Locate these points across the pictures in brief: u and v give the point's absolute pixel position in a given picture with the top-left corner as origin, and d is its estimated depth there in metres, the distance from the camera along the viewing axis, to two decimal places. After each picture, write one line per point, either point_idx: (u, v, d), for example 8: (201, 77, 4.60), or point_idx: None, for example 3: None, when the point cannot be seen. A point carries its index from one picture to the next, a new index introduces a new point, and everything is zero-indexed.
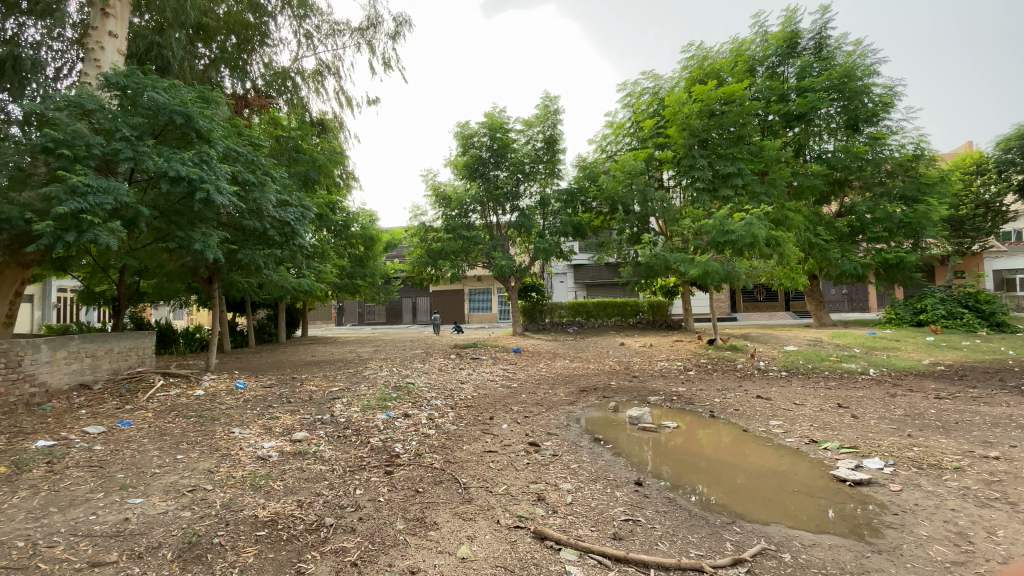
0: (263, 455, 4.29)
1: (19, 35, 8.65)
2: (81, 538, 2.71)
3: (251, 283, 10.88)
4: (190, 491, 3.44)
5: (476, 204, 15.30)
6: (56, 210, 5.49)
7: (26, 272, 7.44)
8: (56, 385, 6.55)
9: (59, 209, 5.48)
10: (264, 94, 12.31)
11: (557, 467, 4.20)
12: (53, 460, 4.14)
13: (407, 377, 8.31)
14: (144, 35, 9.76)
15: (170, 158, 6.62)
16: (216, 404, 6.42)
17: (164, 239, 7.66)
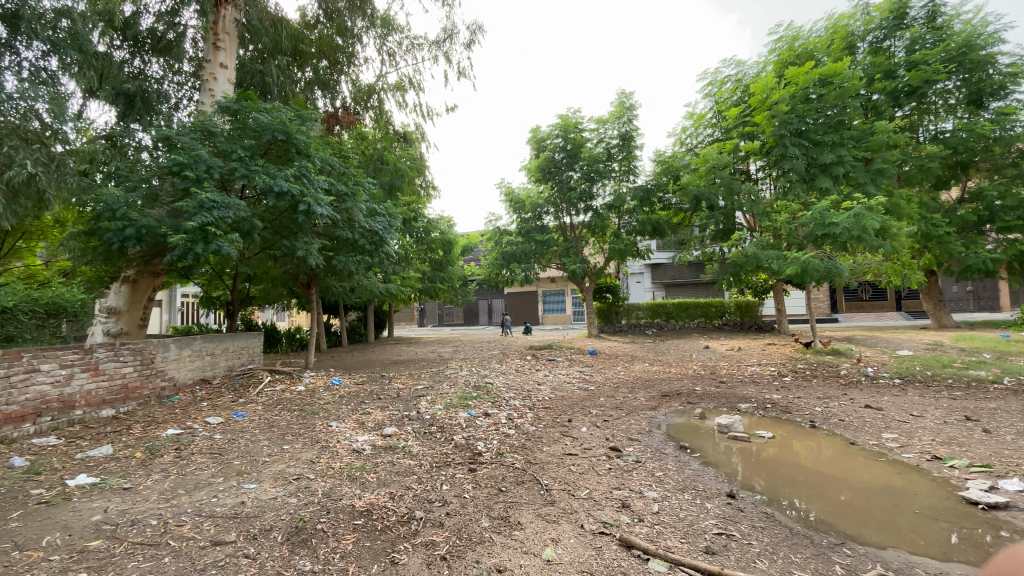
0: (357, 448, 4.57)
1: (146, 72, 9.92)
2: (205, 518, 3.03)
3: (343, 287, 11.68)
4: (295, 479, 3.75)
5: (551, 205, 15.25)
6: (187, 224, 6.25)
7: (155, 280, 8.50)
8: (183, 379, 7.43)
9: (189, 223, 6.23)
10: (352, 111, 13.17)
11: (642, 474, 4.06)
12: (183, 447, 4.70)
13: (486, 377, 8.47)
14: (250, 65, 10.81)
15: (273, 174, 7.27)
16: (315, 400, 6.95)
17: (270, 248, 8.44)
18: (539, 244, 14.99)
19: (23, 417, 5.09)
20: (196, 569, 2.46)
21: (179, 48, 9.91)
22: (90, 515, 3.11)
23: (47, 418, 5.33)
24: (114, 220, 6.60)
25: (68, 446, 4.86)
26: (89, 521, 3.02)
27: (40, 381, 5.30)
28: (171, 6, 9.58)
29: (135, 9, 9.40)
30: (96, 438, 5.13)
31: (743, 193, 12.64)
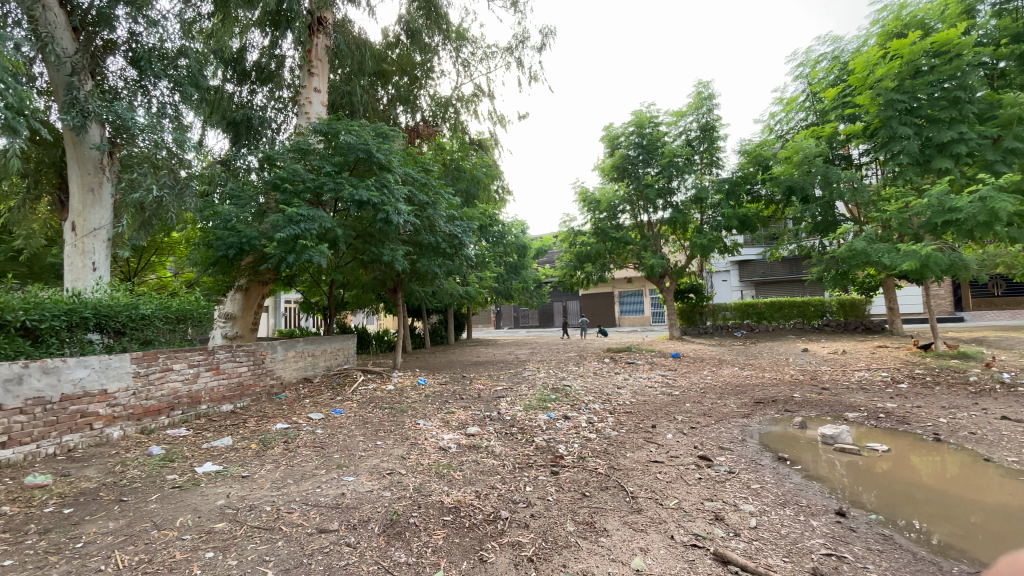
0: (443, 446, 4.73)
1: (252, 100, 11.03)
2: (311, 507, 3.29)
3: (426, 291, 12.16)
4: (389, 473, 3.96)
5: (626, 203, 14.83)
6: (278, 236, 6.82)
7: (265, 288, 9.32)
8: (289, 378, 8.14)
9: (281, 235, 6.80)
10: (431, 123, 13.77)
11: (736, 486, 3.81)
12: (289, 440, 5.13)
13: (564, 379, 8.41)
14: (337, 87, 11.61)
15: (358, 187, 7.73)
16: (403, 398, 7.30)
17: (360, 256, 9.00)
18: (614, 243, 14.65)
19: (160, 410, 5.84)
20: (304, 554, 2.66)
21: (278, 77, 10.90)
22: (215, 500, 3.48)
23: (179, 411, 6.08)
24: (229, 235, 7.40)
25: (196, 436, 5.50)
26: (214, 505, 3.39)
27: (173, 379, 6.05)
28: (272, 39, 10.59)
29: (242, 45, 10.51)
30: (218, 430, 5.76)
31: (843, 180, 11.50)
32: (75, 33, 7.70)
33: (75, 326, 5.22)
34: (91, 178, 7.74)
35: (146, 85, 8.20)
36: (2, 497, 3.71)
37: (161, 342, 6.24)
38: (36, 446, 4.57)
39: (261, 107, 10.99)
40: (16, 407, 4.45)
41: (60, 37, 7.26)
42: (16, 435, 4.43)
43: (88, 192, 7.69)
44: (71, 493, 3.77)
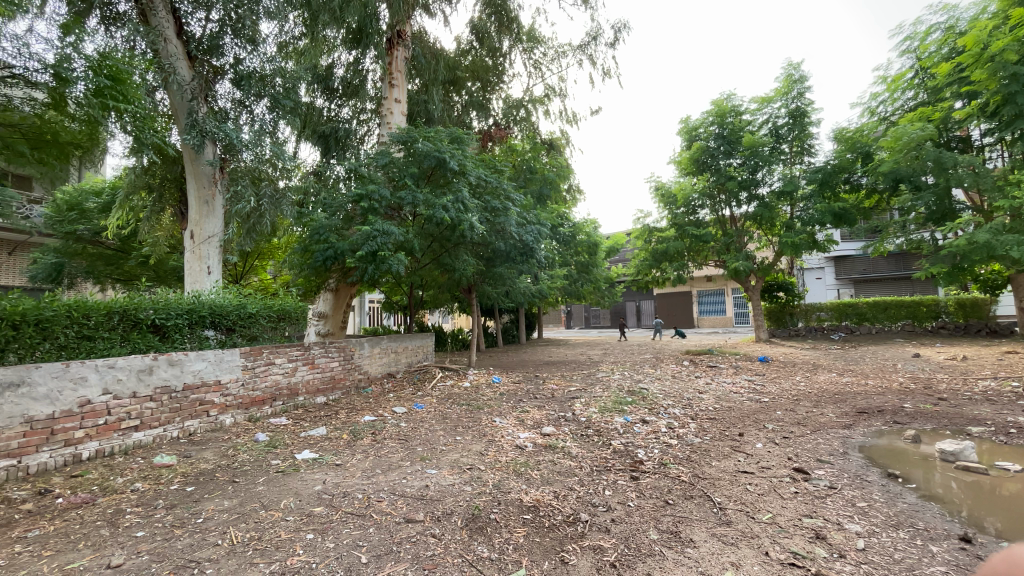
0: (520, 445, 4.77)
1: (340, 114, 11.81)
2: (398, 497, 3.44)
3: (499, 291, 12.34)
4: (469, 468, 4.05)
5: (706, 198, 14.12)
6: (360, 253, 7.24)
7: (353, 289, 9.91)
8: (374, 373, 8.62)
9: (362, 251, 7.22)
10: (503, 126, 13.97)
11: (838, 502, 3.50)
12: (376, 432, 5.43)
13: (641, 382, 8.16)
14: (416, 98, 12.12)
15: (433, 203, 8.00)
16: (479, 396, 7.46)
17: (437, 258, 9.33)
18: (693, 240, 14.02)
19: (264, 400, 6.40)
20: (393, 542, 2.79)
21: (363, 90, 11.57)
22: (313, 485, 3.76)
23: (280, 402, 6.64)
24: (321, 242, 7.99)
25: (294, 425, 5.97)
26: (313, 490, 3.65)
27: (275, 372, 6.61)
28: (357, 55, 11.27)
29: (331, 63, 11.26)
30: (314, 420, 6.22)
31: (961, 166, 10.21)
32: (191, 61, 8.64)
33: (193, 323, 5.85)
34: (206, 192, 8.60)
35: (250, 105, 9.02)
36: (139, 473, 4.24)
37: (264, 339, 6.85)
38: (163, 429, 5.19)
39: (348, 120, 11.75)
40: (147, 395, 5.07)
41: (180, 67, 8.19)
42: (148, 419, 5.05)
43: (203, 204, 8.58)
44: (193, 473, 4.23)
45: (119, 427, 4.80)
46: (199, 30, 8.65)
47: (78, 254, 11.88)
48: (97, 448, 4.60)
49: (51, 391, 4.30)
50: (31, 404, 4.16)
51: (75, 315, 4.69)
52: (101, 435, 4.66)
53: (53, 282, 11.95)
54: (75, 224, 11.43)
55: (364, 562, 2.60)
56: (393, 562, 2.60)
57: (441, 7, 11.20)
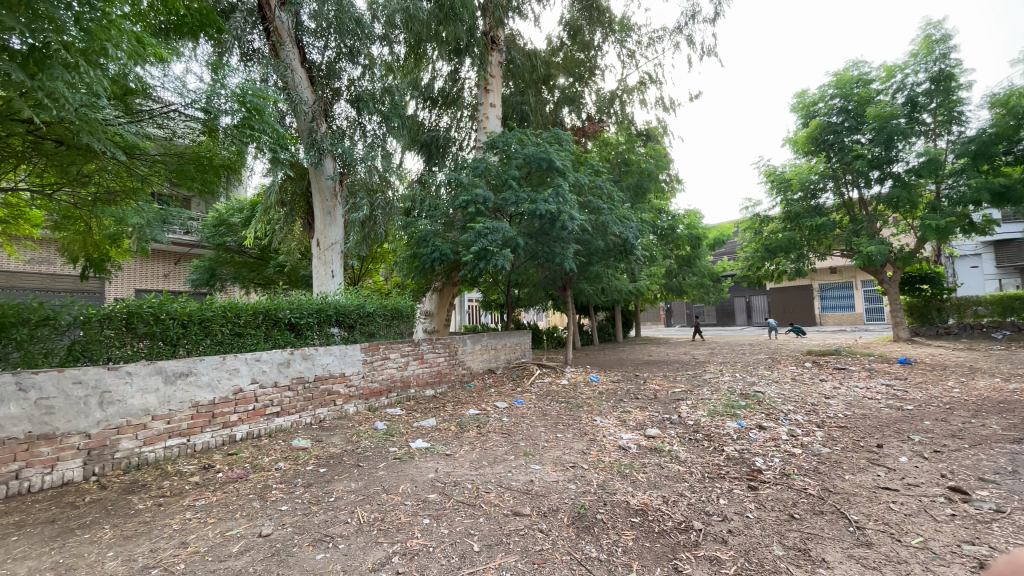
0: (624, 445, 4.66)
1: (440, 123, 12.36)
2: (505, 490, 3.55)
3: (596, 289, 12.15)
4: (573, 466, 4.05)
5: (827, 180, 12.63)
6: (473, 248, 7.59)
7: (456, 288, 10.38)
8: (476, 368, 8.97)
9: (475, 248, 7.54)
10: (596, 120, 13.74)
11: (1010, 529, 2.95)
12: (481, 425, 5.64)
13: (754, 385, 7.56)
14: (511, 100, 12.27)
15: (535, 198, 8.13)
16: (579, 394, 7.42)
17: (533, 257, 9.43)
18: (813, 229, 12.65)
19: (381, 392, 6.95)
20: (502, 533, 2.88)
21: (461, 98, 12.02)
22: (427, 473, 4.00)
23: (394, 393, 7.17)
24: (427, 246, 8.48)
25: (408, 415, 6.40)
26: (427, 478, 3.89)
27: (390, 366, 7.15)
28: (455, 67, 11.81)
29: (431, 76, 11.89)
30: (424, 411, 6.62)
31: None
32: (314, 86, 9.61)
33: (321, 321, 6.49)
34: (328, 204, 9.53)
35: (363, 122, 9.84)
36: (281, 453, 4.83)
37: (380, 335, 7.44)
38: (299, 415, 5.85)
39: (447, 128, 12.28)
40: (285, 384, 5.74)
41: (303, 92, 9.11)
42: (286, 406, 5.73)
43: (326, 215, 9.51)
44: (324, 456, 4.72)
45: (264, 413, 5.49)
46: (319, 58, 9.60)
47: (227, 262, 13.76)
48: (247, 431, 5.31)
49: (212, 380, 5.03)
50: (196, 391, 4.89)
51: (229, 314, 5.45)
52: (250, 419, 5.36)
53: (209, 286, 13.95)
54: (223, 236, 13.26)
55: (477, 549, 2.71)
56: (504, 552, 2.67)
57: (533, 7, 11.23)
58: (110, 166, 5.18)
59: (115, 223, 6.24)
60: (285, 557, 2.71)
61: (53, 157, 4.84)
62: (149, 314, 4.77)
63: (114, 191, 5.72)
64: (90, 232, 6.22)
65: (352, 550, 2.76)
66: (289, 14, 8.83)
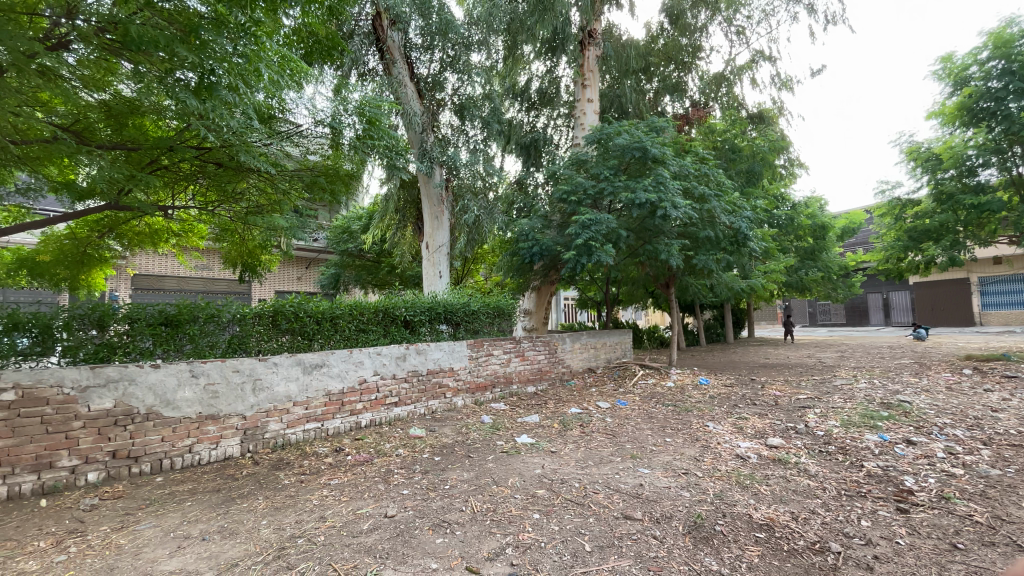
0: (742, 454, 4.33)
1: (537, 122, 12.50)
2: (614, 492, 3.48)
3: (703, 285, 11.47)
4: (685, 473, 3.86)
5: (988, 156, 10.59)
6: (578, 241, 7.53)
7: (553, 287, 10.43)
8: (576, 367, 8.93)
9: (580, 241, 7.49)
10: (701, 105, 13.03)
11: None
12: (584, 424, 5.58)
13: (897, 393, 6.62)
14: (609, 92, 12.01)
15: (635, 188, 7.88)
16: (687, 397, 7.04)
17: (635, 254, 9.11)
18: (971, 211, 10.74)
19: (485, 387, 7.20)
20: (614, 536, 2.83)
21: (557, 96, 12.06)
22: (534, 468, 4.07)
23: (498, 389, 7.40)
24: (526, 244, 8.62)
25: (512, 411, 6.55)
26: (534, 473, 3.95)
27: (494, 362, 7.38)
28: (551, 65, 11.88)
29: (528, 77, 12.09)
30: (527, 408, 6.73)
31: None
32: (422, 98, 10.18)
33: (432, 318, 6.88)
34: (436, 209, 10.08)
35: (465, 128, 10.29)
36: (400, 441, 5.20)
37: (484, 332, 7.70)
38: (414, 406, 6.28)
39: (544, 127, 12.39)
40: (402, 376, 6.19)
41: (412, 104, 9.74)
42: (403, 397, 6.17)
43: (434, 219, 10.05)
44: (437, 445, 4.99)
45: (384, 402, 5.97)
46: (425, 71, 10.19)
47: (348, 265, 15.12)
48: (370, 418, 5.80)
49: (342, 371, 5.57)
50: (329, 380, 5.46)
51: (355, 312, 5.98)
52: (373, 408, 5.85)
53: (334, 288, 15.44)
54: (346, 243, 14.61)
55: (589, 550, 2.69)
56: (617, 556, 2.62)
57: None
58: (257, 182, 5.93)
59: (261, 233, 7.05)
60: (408, 538, 2.91)
61: (214, 177, 5.66)
62: (290, 312, 5.40)
63: (260, 205, 6.58)
64: (244, 240, 7.08)
65: (468, 538, 2.89)
66: (399, 32, 9.47)
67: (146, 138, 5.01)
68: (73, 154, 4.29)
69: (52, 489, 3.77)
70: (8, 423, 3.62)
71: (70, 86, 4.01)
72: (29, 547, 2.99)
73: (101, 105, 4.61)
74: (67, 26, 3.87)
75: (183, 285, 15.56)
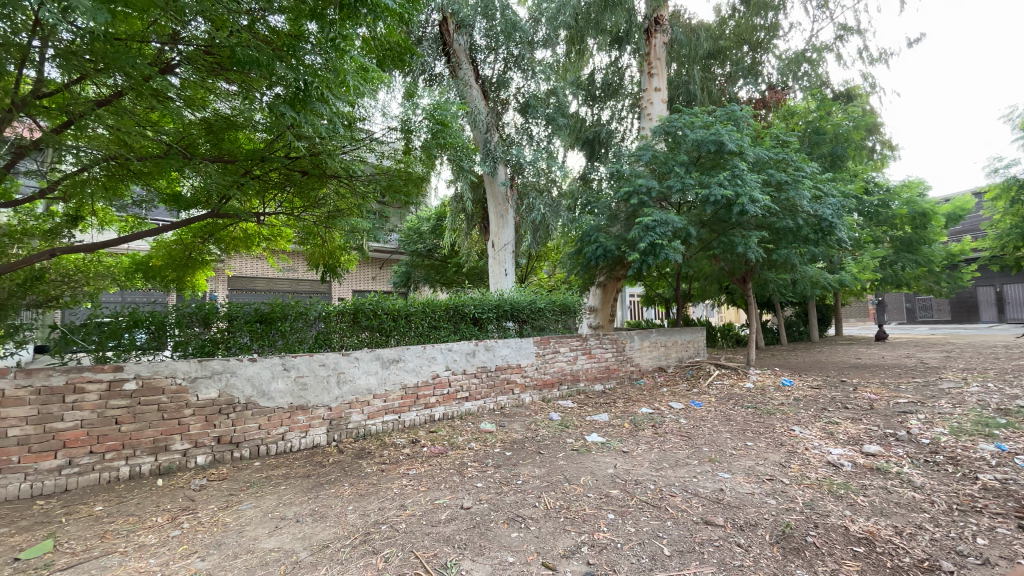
0: (833, 462, 4.03)
1: (602, 116, 12.30)
2: (692, 496, 3.35)
3: (783, 280, 10.76)
4: (770, 479, 3.65)
5: None
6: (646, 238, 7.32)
7: (620, 283, 10.24)
8: (646, 366, 8.70)
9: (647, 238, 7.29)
10: (780, 87, 12.21)
11: None
12: (657, 425, 5.43)
13: (1020, 399, 5.85)
14: (677, 80, 11.56)
15: (708, 180, 7.53)
16: (768, 399, 6.64)
17: (707, 248, 8.72)
18: None
19: (552, 384, 7.21)
20: (694, 541, 2.73)
21: (622, 88, 11.81)
22: (606, 468, 4.02)
23: (565, 386, 7.38)
24: (591, 240, 8.52)
25: (580, 409, 6.51)
26: (607, 472, 3.90)
27: (561, 359, 7.37)
28: (616, 56, 11.63)
29: (592, 70, 11.92)
30: (596, 406, 6.65)
31: None
32: (486, 99, 10.33)
33: (499, 316, 6.98)
34: (501, 208, 10.21)
35: (530, 126, 10.33)
36: (472, 435, 5.33)
37: (551, 329, 7.68)
38: (484, 401, 6.43)
39: (608, 120, 12.17)
40: (472, 372, 6.35)
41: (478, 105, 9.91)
42: (474, 392, 6.34)
43: (499, 217, 10.18)
44: (508, 441, 5.06)
45: (456, 397, 6.15)
46: (490, 72, 10.33)
47: (418, 265, 15.68)
48: (443, 412, 6.01)
49: (416, 366, 5.81)
50: (405, 374, 5.71)
51: (428, 310, 6.20)
52: (445, 401, 6.05)
53: (405, 287, 16.07)
54: (416, 244, 15.14)
55: (668, 554, 2.62)
56: (698, 562, 2.53)
57: None
58: (336, 188, 6.26)
59: (342, 235, 7.46)
60: (484, 530, 2.98)
61: (299, 185, 6.05)
62: (369, 310, 5.69)
63: (339, 208, 6.75)
64: (326, 243, 7.45)
65: (543, 534, 2.90)
66: (465, 35, 9.67)
67: (240, 151, 5.46)
68: (182, 167, 4.78)
69: (167, 470, 4.22)
70: (131, 409, 4.09)
71: (178, 105, 4.47)
72: (149, 522, 3.37)
73: (202, 123, 5.07)
74: (175, 51, 4.33)
75: (272, 285, 16.84)
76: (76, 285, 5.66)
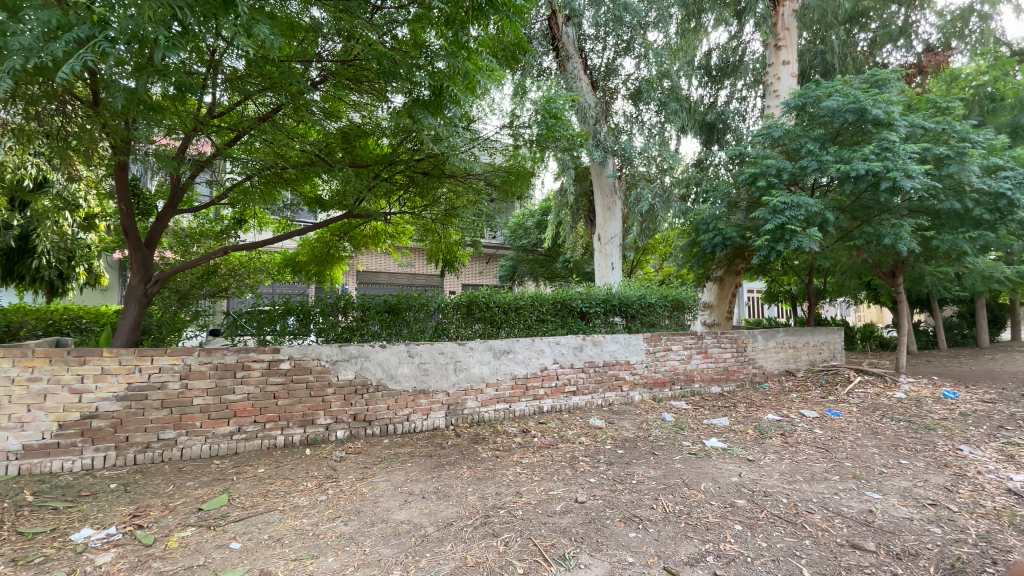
0: (1018, 490, 3.36)
1: (719, 97, 11.49)
2: (834, 514, 3.02)
3: (947, 273, 9.16)
4: (932, 504, 3.15)
5: None
6: (772, 227, 6.69)
7: (739, 277, 9.51)
8: (770, 369, 7.99)
9: (774, 226, 6.65)
10: (940, 48, 10.54)
11: None
12: (786, 434, 4.96)
13: None
14: (809, 50, 10.43)
15: (850, 158, 6.66)
16: (926, 412, 5.72)
17: (847, 237, 7.75)
18: None
19: (664, 383, 6.93)
20: (839, 566, 2.46)
21: (743, 65, 10.93)
22: (730, 476, 3.76)
23: (678, 386, 7.06)
24: (709, 230, 8.00)
25: (696, 411, 6.18)
26: (730, 481, 3.65)
27: (673, 358, 7.05)
28: (735, 31, 10.80)
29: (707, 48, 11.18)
30: (713, 409, 6.25)
31: None
32: (595, 89, 10.15)
33: (608, 310, 6.84)
34: (608, 199, 10.00)
35: (641, 114, 9.98)
36: (581, 429, 5.33)
37: (662, 325, 7.35)
38: (592, 396, 6.39)
39: (726, 100, 11.33)
40: (580, 366, 6.34)
41: (587, 95, 9.81)
42: (581, 386, 6.33)
43: (607, 210, 9.97)
44: (620, 438, 4.97)
45: (564, 390, 6.20)
46: (598, 61, 10.13)
47: (524, 260, 15.95)
48: (552, 404, 6.09)
49: (525, 358, 5.95)
50: (515, 365, 5.88)
51: (535, 302, 6.30)
52: (554, 394, 6.12)
53: (512, 281, 16.48)
54: (522, 239, 15.42)
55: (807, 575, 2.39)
56: None
57: None
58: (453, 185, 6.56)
59: (457, 232, 7.81)
60: (601, 526, 2.96)
61: (421, 186, 6.40)
62: (483, 302, 5.95)
63: (454, 205, 7.05)
64: (442, 239, 7.80)
65: (663, 537, 2.81)
66: (574, 26, 9.62)
67: (371, 156, 5.95)
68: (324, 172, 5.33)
69: (313, 440, 4.80)
70: (285, 385, 4.71)
71: (321, 117, 5.00)
72: (300, 486, 3.86)
73: (339, 132, 5.61)
74: (319, 67, 4.86)
75: (394, 279, 18.28)
76: (240, 278, 6.61)
